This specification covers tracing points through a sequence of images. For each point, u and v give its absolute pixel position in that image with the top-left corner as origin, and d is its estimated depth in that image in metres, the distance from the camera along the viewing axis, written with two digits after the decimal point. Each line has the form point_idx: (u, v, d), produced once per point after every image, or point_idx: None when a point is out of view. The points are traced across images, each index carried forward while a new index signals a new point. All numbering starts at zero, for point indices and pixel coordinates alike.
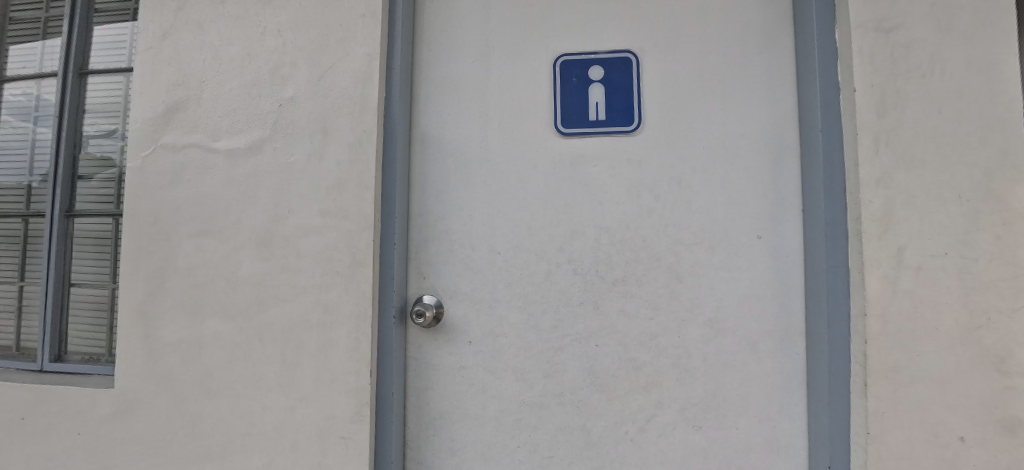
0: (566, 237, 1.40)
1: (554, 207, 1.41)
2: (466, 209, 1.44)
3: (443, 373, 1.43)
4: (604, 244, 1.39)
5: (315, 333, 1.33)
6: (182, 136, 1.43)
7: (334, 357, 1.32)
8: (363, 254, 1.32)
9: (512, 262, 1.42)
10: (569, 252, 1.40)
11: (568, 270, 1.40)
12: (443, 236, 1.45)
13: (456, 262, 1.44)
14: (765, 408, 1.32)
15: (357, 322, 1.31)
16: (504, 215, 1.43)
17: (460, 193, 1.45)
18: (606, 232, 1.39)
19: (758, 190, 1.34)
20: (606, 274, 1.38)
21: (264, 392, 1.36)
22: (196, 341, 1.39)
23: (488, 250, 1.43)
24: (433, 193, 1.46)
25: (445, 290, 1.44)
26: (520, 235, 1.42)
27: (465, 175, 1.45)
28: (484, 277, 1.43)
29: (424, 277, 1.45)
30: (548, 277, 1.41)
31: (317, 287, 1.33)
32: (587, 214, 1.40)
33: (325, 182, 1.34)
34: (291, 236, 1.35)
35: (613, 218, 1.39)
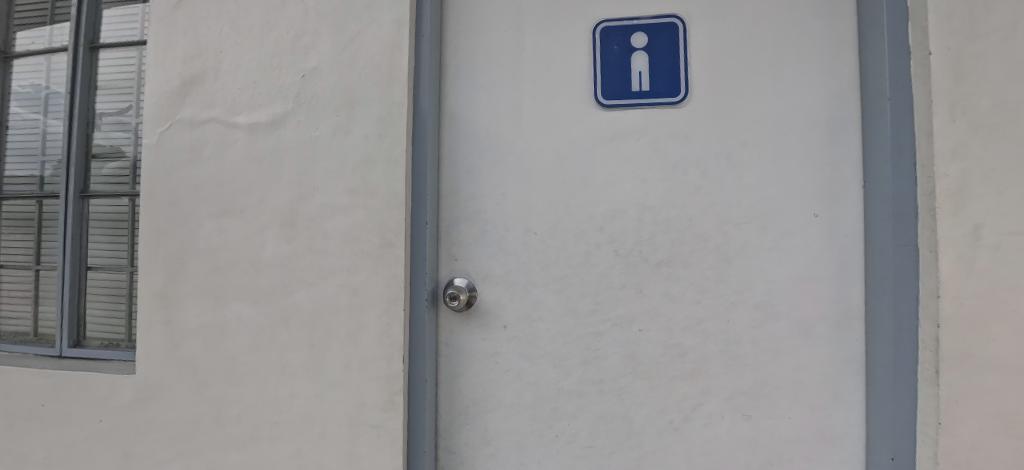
0: (607, 216, 1.33)
1: (593, 185, 1.33)
2: (499, 187, 1.37)
3: (475, 359, 1.36)
4: (647, 224, 1.31)
5: (344, 318, 1.26)
6: (200, 111, 1.35)
7: (364, 343, 1.25)
8: (394, 234, 1.25)
9: (548, 243, 1.34)
10: (609, 233, 1.32)
11: (608, 251, 1.32)
12: (476, 216, 1.37)
13: (489, 244, 1.37)
14: (818, 396, 1.25)
15: (388, 306, 1.25)
16: (539, 193, 1.35)
17: (494, 171, 1.37)
18: (650, 211, 1.31)
19: (815, 165, 1.25)
20: (649, 256, 1.31)
21: (291, 379, 1.29)
22: (218, 326, 1.33)
23: (523, 231, 1.35)
24: (464, 171, 1.38)
25: (477, 272, 1.37)
26: (557, 214, 1.34)
27: (498, 152, 1.37)
28: (519, 260, 1.35)
29: (456, 259, 1.38)
30: (586, 259, 1.33)
31: (346, 269, 1.26)
32: (629, 192, 1.32)
33: (352, 158, 1.27)
34: (316, 216, 1.28)
35: (657, 196, 1.31)
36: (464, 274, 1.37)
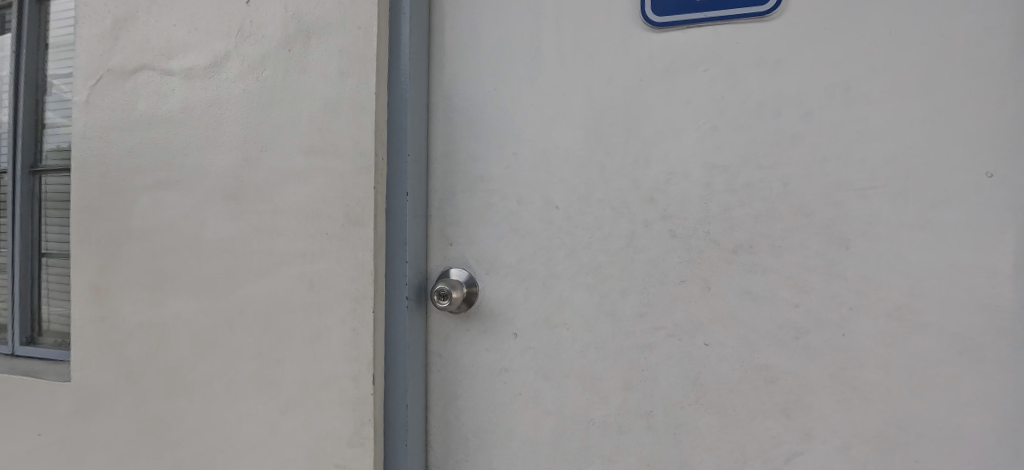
0: (658, 182, 0.93)
1: (638, 140, 0.94)
2: (509, 145, 1.00)
3: (477, 376, 1.02)
4: (718, 192, 0.90)
5: (300, 320, 0.95)
6: (133, 57, 1.07)
7: (325, 354, 0.94)
8: (359, 209, 0.91)
9: (575, 220, 0.97)
10: (661, 205, 0.93)
11: (660, 231, 0.93)
12: (477, 185, 1.02)
13: (495, 223, 1.01)
14: (989, 455, 0.80)
15: (354, 307, 0.92)
16: (563, 152, 0.98)
17: (502, 124, 1.01)
18: (721, 174, 0.90)
19: (999, 92, 0.77)
20: (720, 237, 0.91)
21: (239, 399, 0.99)
22: (156, 327, 1.05)
23: (540, 205, 0.98)
24: (461, 125, 1.03)
25: (479, 260, 1.02)
26: (588, 181, 0.96)
27: (507, 98, 1.01)
28: (535, 245, 0.99)
29: (451, 243, 1.03)
30: (628, 243, 0.95)
31: (301, 256, 0.94)
32: (691, 147, 0.92)
33: (307, 106, 0.94)
34: (266, 184, 0.96)
35: (733, 152, 0.90)
36: (463, 263, 1.03)
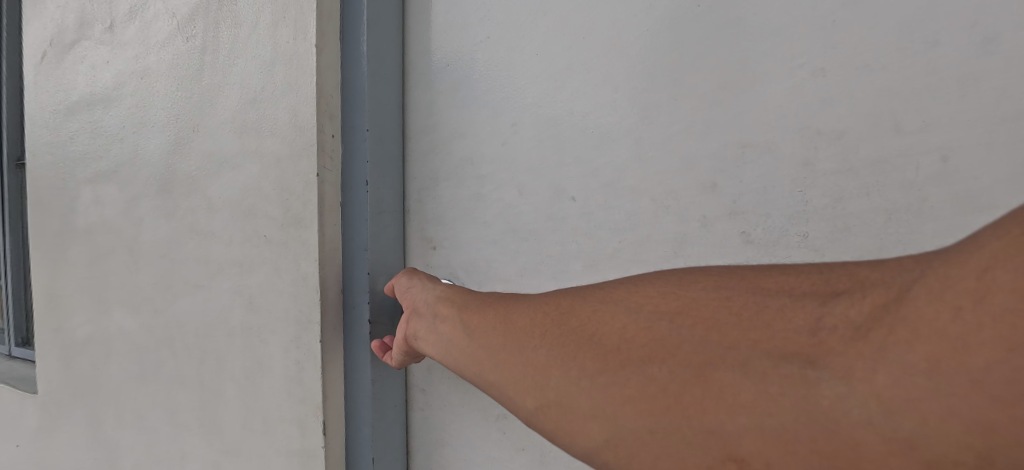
0: (725, 161, 0.61)
1: (691, 97, 0.62)
2: (509, 114, 0.73)
3: (466, 428, 0.76)
4: (823, 174, 0.56)
5: (239, 346, 0.74)
6: (68, 23, 0.89)
7: (267, 392, 0.73)
8: (301, 204, 0.68)
9: (597, 217, 0.68)
10: (727, 195, 0.61)
11: (726, 234, 0.62)
12: (466, 171, 0.77)
13: (488, 221, 0.76)
14: None
15: (297, 334, 0.69)
16: (582, 121, 0.68)
17: (500, 86, 0.74)
18: (828, 144, 0.56)
19: None
20: (824, 247, 0.57)
21: (183, 435, 0.82)
22: (104, 342, 0.89)
23: (549, 196, 0.71)
24: (446, 90, 0.78)
25: (469, 270, 0.78)
26: (615, 161, 0.67)
27: (506, 48, 0.73)
28: (541, 251, 0.72)
29: (434, 247, 0.80)
30: (677, 252, 0.64)
31: (238, 265, 0.73)
32: (778, 103, 0.58)
33: (239, 71, 0.71)
34: (198, 174, 0.76)
35: (854, 108, 0.55)
36: (451, 274, 0.79)
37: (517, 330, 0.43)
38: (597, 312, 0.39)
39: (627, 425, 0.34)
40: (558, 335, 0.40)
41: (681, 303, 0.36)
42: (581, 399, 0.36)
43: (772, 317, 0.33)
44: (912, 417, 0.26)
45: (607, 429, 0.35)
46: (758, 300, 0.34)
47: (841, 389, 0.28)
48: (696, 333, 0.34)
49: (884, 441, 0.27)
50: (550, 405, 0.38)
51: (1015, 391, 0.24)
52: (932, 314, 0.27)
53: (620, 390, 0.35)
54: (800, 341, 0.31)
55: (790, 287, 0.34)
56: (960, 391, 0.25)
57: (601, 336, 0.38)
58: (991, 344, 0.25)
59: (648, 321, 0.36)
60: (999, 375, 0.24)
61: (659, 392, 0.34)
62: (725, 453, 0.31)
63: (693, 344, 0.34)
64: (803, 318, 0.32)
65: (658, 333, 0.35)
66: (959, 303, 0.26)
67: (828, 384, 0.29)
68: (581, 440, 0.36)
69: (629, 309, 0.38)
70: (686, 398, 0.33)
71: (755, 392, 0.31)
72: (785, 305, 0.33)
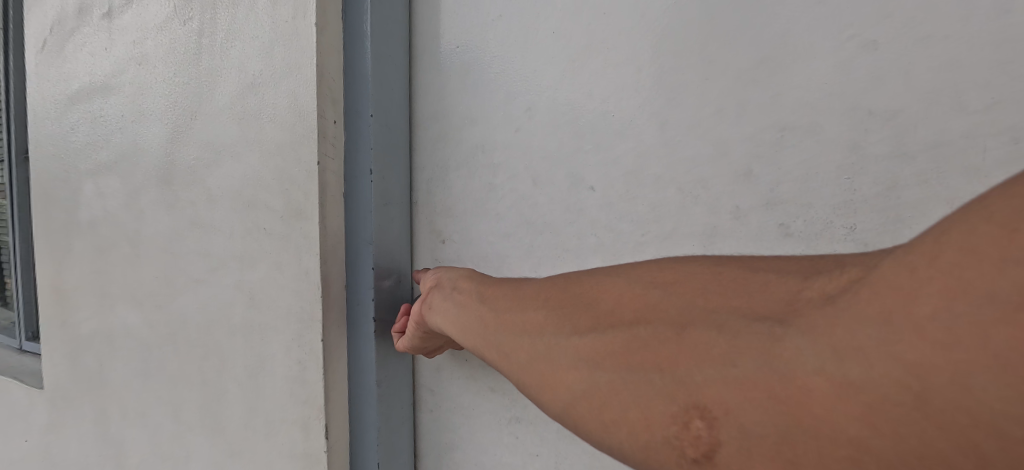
0: (761, 145, 0.55)
1: (723, 75, 0.57)
2: (523, 98, 0.68)
3: (478, 432, 0.72)
4: (874, 159, 0.51)
5: (240, 343, 0.71)
6: (68, 10, 0.86)
7: (269, 392, 0.69)
8: (303, 195, 0.64)
9: (619, 207, 0.63)
10: (764, 183, 0.56)
11: (762, 225, 0.56)
12: (477, 158, 0.71)
13: (502, 212, 0.70)
14: None
15: (299, 332, 0.66)
16: (601, 103, 0.63)
17: (513, 67, 0.68)
18: (880, 125, 0.51)
19: None
20: (874, 240, 0.52)
21: (186, 434, 0.79)
22: (108, 338, 0.87)
23: (567, 186, 0.66)
24: (457, 72, 0.72)
25: (480, 264, 0.73)
26: (639, 147, 0.61)
27: (520, 25, 0.67)
28: (558, 245, 0.67)
29: (443, 241, 0.75)
30: (706, 247, 0.59)
31: (238, 259, 0.69)
32: (822, 80, 0.52)
33: (237, 54, 0.67)
34: (198, 163, 0.72)
35: (911, 85, 0.49)
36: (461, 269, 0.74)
37: (529, 298, 0.47)
38: (602, 285, 0.43)
39: (603, 377, 0.36)
40: (565, 303, 0.44)
41: (677, 278, 0.40)
42: (566, 350, 0.40)
43: (755, 287, 0.36)
44: (856, 361, 0.27)
45: (584, 380, 0.37)
46: (748, 276, 0.37)
47: (801, 341, 0.29)
48: (683, 300, 0.37)
49: (832, 384, 0.27)
50: (538, 356, 0.41)
51: (952, 335, 0.24)
52: (891, 275, 0.28)
53: (604, 346, 0.38)
54: (775, 307, 0.33)
55: (778, 269, 0.37)
56: (906, 338, 0.26)
57: (602, 303, 0.42)
58: (941, 291, 0.25)
59: (644, 289, 0.40)
60: (945, 323, 0.25)
61: (636, 346, 0.36)
62: (688, 399, 0.32)
63: (678, 308, 0.37)
64: (782, 290, 0.34)
65: (650, 300, 0.39)
66: (922, 262, 0.27)
67: (789, 338, 0.30)
68: (559, 392, 0.38)
69: (630, 281, 0.41)
70: (658, 349, 0.35)
71: (723, 345, 0.32)
72: (775, 280, 0.36)
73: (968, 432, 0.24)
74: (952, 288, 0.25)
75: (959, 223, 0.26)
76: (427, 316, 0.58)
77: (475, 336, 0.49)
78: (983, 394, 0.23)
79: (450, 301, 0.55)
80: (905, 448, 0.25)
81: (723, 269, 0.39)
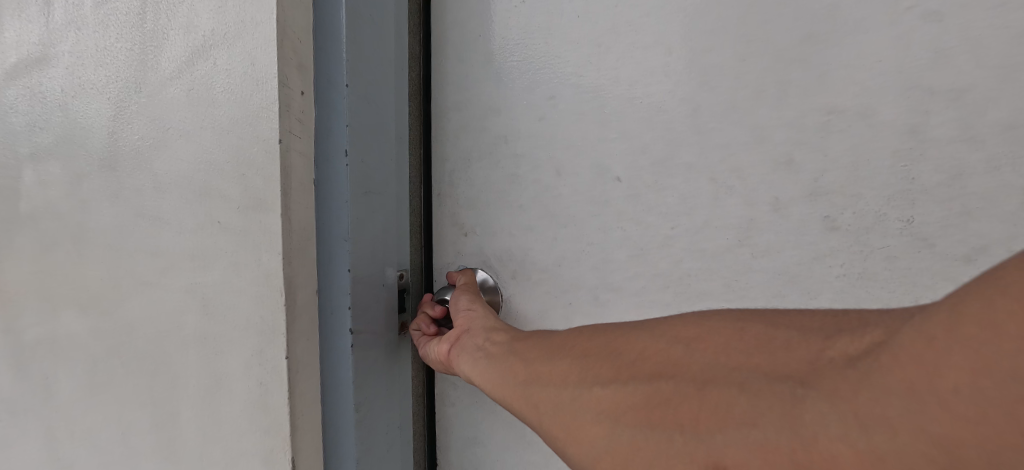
0: (804, 131, 0.57)
1: (760, 59, 0.58)
2: (542, 85, 0.67)
3: (498, 429, 0.72)
4: (935, 144, 0.53)
5: (193, 358, 0.60)
6: None
7: (227, 416, 0.58)
8: (261, 180, 0.53)
9: (646, 198, 0.64)
10: (808, 172, 0.58)
11: (801, 215, 0.58)
12: (499, 147, 0.70)
13: (524, 203, 0.69)
14: None
15: (260, 346, 0.55)
16: (626, 88, 0.63)
17: (539, 54, 0.67)
18: (941, 106, 0.53)
19: None
20: (934, 236, 0.54)
21: (137, 462, 0.68)
22: (53, 347, 0.75)
23: (590, 177, 0.66)
24: (479, 61, 0.70)
25: (503, 260, 0.71)
26: (668, 135, 0.62)
27: (545, 10, 0.66)
28: (582, 240, 0.67)
29: (465, 235, 0.73)
30: (741, 240, 0.61)
31: (189, 258, 0.58)
32: (848, 74, 0.55)
33: (186, 11, 0.56)
34: (144, 145, 0.61)
35: (981, 63, 0.51)
36: (483, 263, 0.72)
37: (557, 348, 0.49)
38: (626, 337, 0.45)
39: (626, 433, 0.39)
40: (591, 353, 0.45)
41: (699, 331, 0.41)
42: (590, 404, 0.42)
43: (777, 346, 0.37)
44: (882, 431, 0.29)
45: (606, 436, 0.40)
46: (770, 332, 0.38)
47: (825, 407, 0.32)
48: (708, 357, 0.39)
49: (855, 455, 0.29)
50: (563, 410, 0.43)
51: (989, 408, 0.27)
52: (916, 348, 0.30)
53: (626, 400, 0.40)
54: (798, 367, 0.35)
55: (801, 324, 0.38)
56: (938, 415, 0.28)
57: (623, 354, 0.43)
58: (968, 368, 0.28)
59: (667, 343, 0.42)
60: (966, 397, 0.27)
61: (658, 402, 0.38)
62: (708, 460, 0.34)
63: (702, 366, 0.39)
64: (805, 350, 0.36)
65: (673, 355, 0.41)
66: (959, 342, 0.28)
67: (812, 403, 0.32)
68: (584, 447, 0.41)
69: (652, 335, 0.43)
70: (680, 409, 0.37)
71: (743, 406, 0.34)
72: (797, 337, 0.37)
73: None
74: (977, 363, 0.27)
75: (975, 294, 0.29)
76: (454, 360, 0.58)
77: (503, 387, 0.50)
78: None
79: (481, 352, 0.55)
80: None
81: (742, 323, 0.40)
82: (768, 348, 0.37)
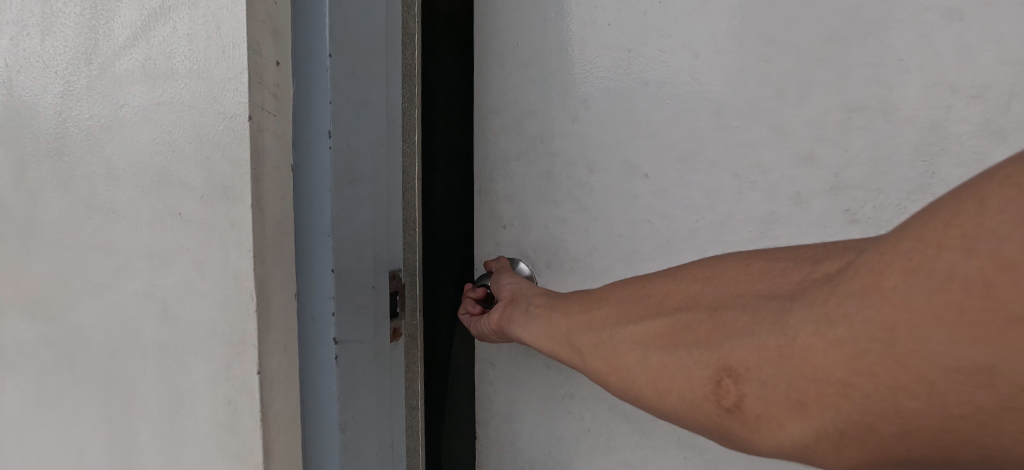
0: (827, 128, 0.69)
1: (770, 76, 0.70)
2: (574, 93, 0.77)
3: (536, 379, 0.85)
4: (955, 139, 0.65)
5: (152, 371, 0.51)
6: None
7: (193, 437, 0.50)
8: (229, 164, 0.45)
9: (672, 193, 0.75)
10: (830, 167, 0.69)
11: (824, 207, 0.70)
12: (535, 147, 0.80)
13: (560, 196, 0.79)
14: None
15: (229, 357, 0.47)
16: (656, 94, 0.74)
17: (570, 68, 0.77)
18: (962, 103, 0.64)
19: None
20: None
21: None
22: None
23: (621, 173, 0.76)
24: (516, 74, 0.80)
25: (539, 248, 0.82)
26: (694, 135, 0.73)
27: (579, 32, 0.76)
28: (612, 231, 0.78)
29: (504, 227, 0.83)
30: (763, 232, 0.73)
31: (147, 256, 0.50)
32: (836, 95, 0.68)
33: None
34: (93, 124, 0.52)
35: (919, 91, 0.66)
36: (520, 254, 0.83)
37: (593, 298, 0.55)
38: (652, 281, 0.50)
39: (657, 354, 0.44)
40: (622, 298, 0.51)
41: (713, 272, 0.47)
42: (626, 336, 0.48)
43: (774, 275, 0.42)
44: (845, 324, 0.34)
45: (641, 359, 0.46)
46: (769, 264, 0.44)
47: (804, 313, 0.37)
48: (719, 289, 0.45)
49: (827, 344, 0.35)
50: (604, 344, 0.49)
51: (935, 301, 0.31)
52: (873, 261, 0.35)
53: (658, 329, 0.46)
54: (789, 287, 0.40)
55: (795, 255, 0.43)
56: (882, 304, 0.33)
57: (652, 297, 0.49)
58: (913, 268, 0.32)
59: (687, 284, 0.47)
60: (905, 293, 0.32)
61: (682, 328, 0.44)
62: (719, 364, 0.40)
63: (714, 296, 0.44)
64: (796, 274, 0.41)
65: (692, 292, 0.46)
66: (914, 249, 0.33)
67: (796, 311, 0.37)
68: (624, 371, 0.46)
69: (675, 278, 0.48)
70: (698, 331, 0.43)
71: (744, 319, 0.40)
72: (792, 266, 0.42)
73: (930, 374, 0.31)
74: (909, 267, 0.32)
75: (918, 223, 0.33)
76: (506, 326, 0.65)
77: (552, 337, 0.56)
78: (946, 346, 0.31)
79: (528, 313, 0.61)
80: (882, 387, 0.33)
81: (748, 261, 0.46)
82: (767, 276, 0.43)
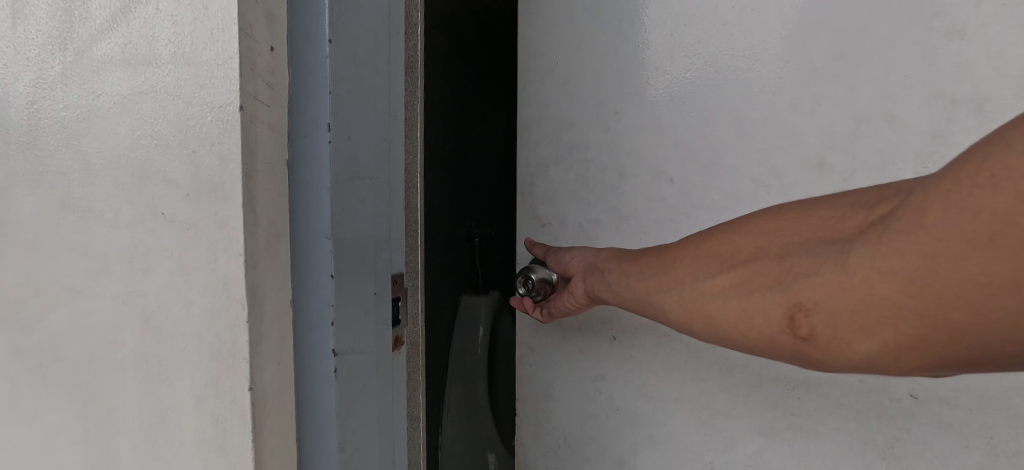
0: (836, 136, 0.73)
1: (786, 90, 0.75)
2: (608, 107, 0.87)
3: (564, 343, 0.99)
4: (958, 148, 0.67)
5: (133, 385, 0.47)
6: None
7: (176, 458, 0.46)
8: (218, 160, 0.41)
9: (695, 196, 0.81)
10: (838, 173, 0.74)
11: None
12: (572, 157, 0.91)
13: (591, 199, 0.90)
14: None
15: (217, 372, 0.43)
16: (680, 106, 0.81)
17: (601, 87, 0.87)
18: (962, 115, 0.67)
19: None
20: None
21: None
22: None
23: (647, 179, 0.85)
24: (557, 94, 0.91)
25: (575, 245, 0.91)
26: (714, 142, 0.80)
27: (608, 58, 0.86)
28: (640, 229, 0.86)
29: (543, 225, 0.95)
30: None
31: (128, 260, 0.46)
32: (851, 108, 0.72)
33: None
34: (67, 113, 0.47)
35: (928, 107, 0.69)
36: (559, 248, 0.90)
37: (665, 256, 0.57)
38: (722, 236, 0.52)
39: (736, 300, 0.47)
40: (695, 253, 0.53)
41: (778, 222, 0.48)
42: (705, 285, 0.51)
43: (835, 219, 0.44)
44: (893, 256, 0.35)
45: (721, 304, 0.49)
46: (829, 212, 0.45)
47: (861, 252, 0.38)
48: (785, 237, 0.46)
49: (877, 279, 0.36)
50: (683, 297, 0.52)
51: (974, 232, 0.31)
52: (923, 202, 0.34)
53: (734, 278, 0.48)
54: (852, 231, 0.41)
55: (854, 202, 0.44)
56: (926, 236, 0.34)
57: (722, 250, 0.51)
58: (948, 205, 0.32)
59: (755, 235, 0.49)
60: (944, 227, 0.33)
61: (754, 276, 0.47)
62: (791, 302, 0.42)
63: (781, 245, 0.46)
64: (855, 219, 0.42)
65: (760, 243, 0.48)
66: (958, 186, 0.32)
67: (854, 251, 0.38)
68: (705, 315, 0.50)
69: (743, 233, 0.50)
70: (770, 276, 0.45)
71: (808, 263, 0.42)
72: (853, 211, 0.43)
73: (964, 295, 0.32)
74: (947, 202, 0.33)
75: (958, 176, 0.33)
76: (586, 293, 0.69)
77: (629, 295, 0.60)
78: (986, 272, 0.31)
79: (602, 278, 0.65)
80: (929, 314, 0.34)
81: (810, 208, 0.47)
82: (830, 220, 0.44)
